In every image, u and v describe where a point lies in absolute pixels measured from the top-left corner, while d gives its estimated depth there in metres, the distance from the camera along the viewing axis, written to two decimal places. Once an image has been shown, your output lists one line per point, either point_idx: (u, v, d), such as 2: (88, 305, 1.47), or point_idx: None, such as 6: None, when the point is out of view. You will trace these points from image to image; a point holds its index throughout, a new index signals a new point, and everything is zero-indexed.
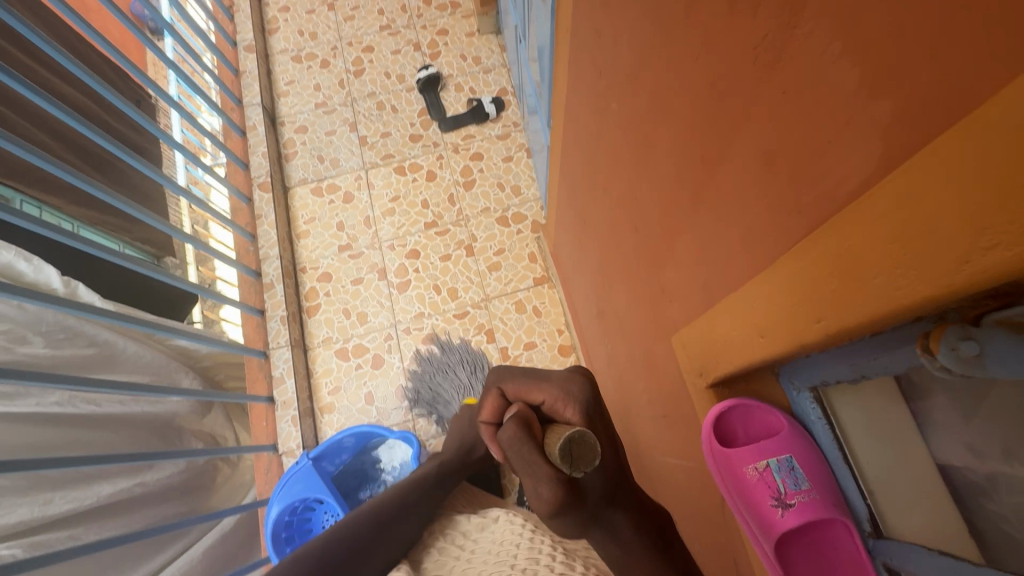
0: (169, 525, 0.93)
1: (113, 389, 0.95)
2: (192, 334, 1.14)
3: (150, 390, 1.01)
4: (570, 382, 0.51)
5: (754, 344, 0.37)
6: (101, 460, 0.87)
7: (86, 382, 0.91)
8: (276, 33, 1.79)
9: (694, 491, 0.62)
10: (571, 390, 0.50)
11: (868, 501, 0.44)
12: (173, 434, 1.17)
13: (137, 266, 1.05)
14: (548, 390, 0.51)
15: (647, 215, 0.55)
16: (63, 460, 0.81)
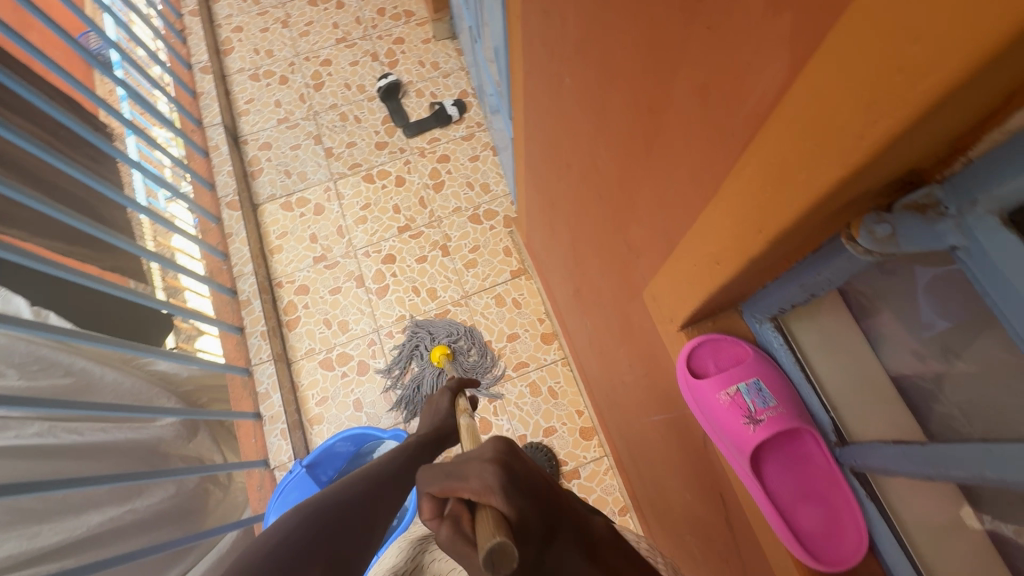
0: (164, 545, 0.92)
1: (97, 411, 0.94)
2: (172, 354, 1.13)
3: (132, 410, 0.99)
4: (488, 463, 0.32)
5: (712, 273, 0.40)
6: (91, 483, 0.85)
7: (70, 406, 0.90)
8: (231, 53, 1.80)
9: (681, 442, 0.65)
10: (490, 474, 0.31)
11: (831, 414, 0.46)
12: (160, 460, 1.14)
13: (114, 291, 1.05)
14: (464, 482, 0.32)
15: (607, 179, 0.58)
16: (53, 484, 0.80)
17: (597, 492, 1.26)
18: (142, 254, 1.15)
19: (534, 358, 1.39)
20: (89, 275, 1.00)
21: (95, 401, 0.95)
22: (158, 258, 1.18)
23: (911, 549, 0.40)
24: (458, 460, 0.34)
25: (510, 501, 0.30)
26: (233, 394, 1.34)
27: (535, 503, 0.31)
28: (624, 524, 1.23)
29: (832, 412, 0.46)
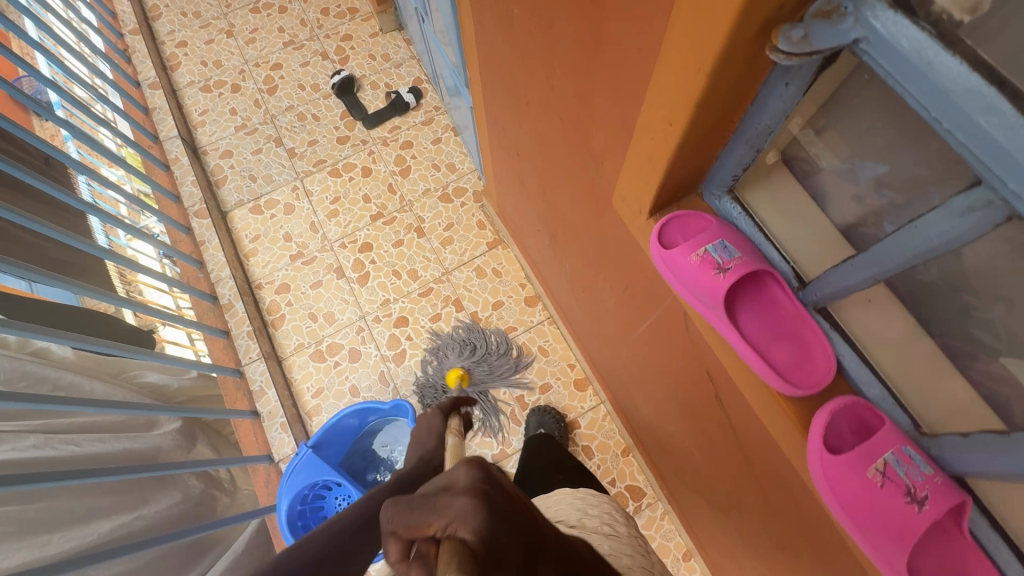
0: (172, 533, 0.93)
1: (93, 407, 0.94)
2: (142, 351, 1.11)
3: (124, 406, 0.99)
4: (461, 496, 0.32)
5: (666, 138, 0.45)
6: (82, 476, 0.87)
7: (66, 403, 0.89)
8: (178, 68, 1.79)
9: (667, 338, 0.70)
10: (462, 512, 0.32)
11: (790, 263, 0.51)
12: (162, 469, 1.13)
13: (76, 290, 1.04)
14: (438, 518, 0.32)
15: (564, 98, 0.62)
16: (47, 476, 0.81)
17: (599, 438, 1.31)
18: (102, 255, 1.12)
19: (521, 321, 1.42)
20: (50, 277, 1.00)
21: (86, 398, 0.94)
22: (117, 258, 1.16)
23: (875, 365, 0.46)
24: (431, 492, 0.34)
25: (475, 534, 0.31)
26: (227, 396, 1.35)
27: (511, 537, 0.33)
28: (629, 464, 1.28)
29: (791, 262, 0.51)
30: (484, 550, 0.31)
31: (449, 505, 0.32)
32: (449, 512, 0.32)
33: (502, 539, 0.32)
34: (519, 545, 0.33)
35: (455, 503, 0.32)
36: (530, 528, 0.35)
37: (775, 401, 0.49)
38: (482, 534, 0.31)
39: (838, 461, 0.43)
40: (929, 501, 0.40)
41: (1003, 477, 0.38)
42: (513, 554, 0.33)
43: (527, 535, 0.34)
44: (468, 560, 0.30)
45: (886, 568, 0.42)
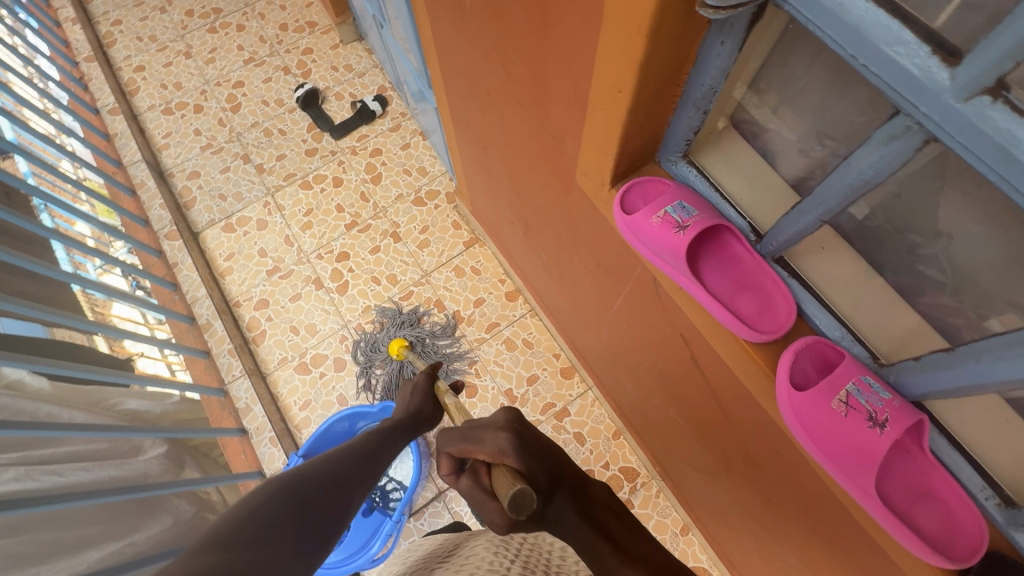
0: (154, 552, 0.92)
1: (64, 429, 0.92)
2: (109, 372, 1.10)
3: (98, 427, 0.98)
4: (501, 430, 0.48)
5: (617, 105, 0.47)
6: (53, 501, 0.85)
7: (35, 426, 0.88)
8: (137, 93, 1.77)
9: (642, 308, 0.72)
10: (503, 442, 0.47)
11: (747, 218, 0.53)
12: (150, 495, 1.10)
13: (45, 314, 1.02)
14: (486, 445, 0.48)
15: (521, 81, 0.64)
16: (16, 504, 0.79)
17: (589, 423, 1.32)
18: (66, 279, 1.10)
19: (503, 317, 1.44)
20: (17, 303, 0.97)
21: (59, 422, 0.94)
22: (81, 279, 1.13)
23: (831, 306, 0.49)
24: (477, 428, 0.51)
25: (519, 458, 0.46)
26: (213, 415, 1.35)
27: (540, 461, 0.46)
28: (621, 446, 1.30)
29: (748, 217, 0.53)
30: (522, 467, 0.45)
31: (493, 438, 0.48)
32: (492, 443, 0.48)
33: (531, 465, 0.45)
34: (545, 471, 0.45)
35: (498, 438, 0.48)
36: (556, 461, 0.47)
37: (745, 349, 0.51)
38: (518, 455, 0.46)
39: (802, 396, 0.45)
40: (889, 423, 0.42)
41: (955, 392, 0.40)
42: (541, 477, 0.45)
43: (553, 469, 0.46)
44: (512, 473, 0.45)
45: (858, 493, 0.44)
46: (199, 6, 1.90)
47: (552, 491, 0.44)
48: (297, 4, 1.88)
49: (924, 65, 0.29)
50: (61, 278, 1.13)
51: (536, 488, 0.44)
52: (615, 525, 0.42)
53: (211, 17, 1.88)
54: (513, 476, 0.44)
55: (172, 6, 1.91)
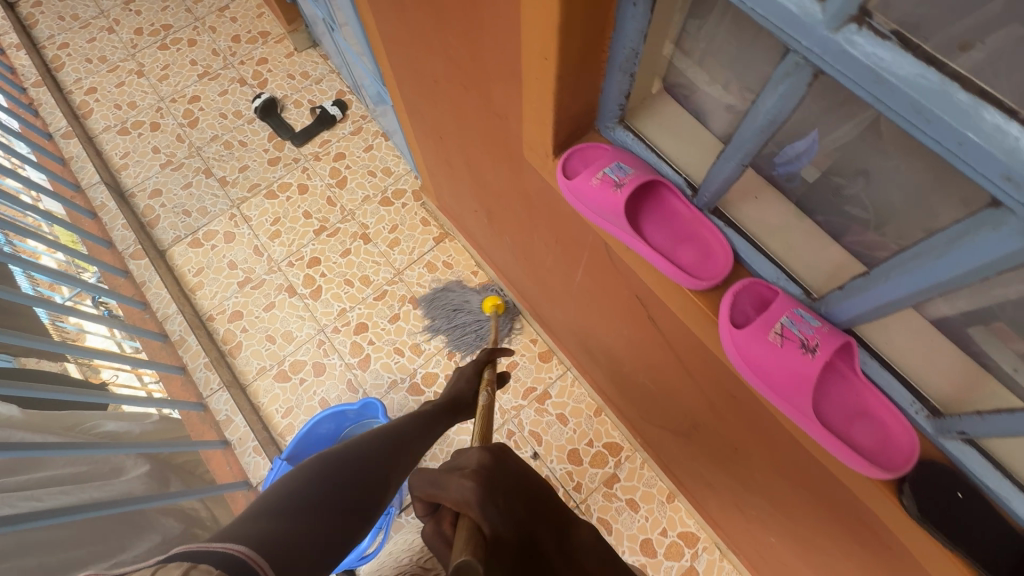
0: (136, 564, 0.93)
1: (44, 447, 0.94)
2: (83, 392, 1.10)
3: (79, 445, 1.00)
4: (466, 479, 0.42)
5: (545, 72, 0.49)
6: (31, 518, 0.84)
7: (14, 447, 0.88)
8: (91, 115, 1.74)
9: (600, 276, 0.74)
10: (467, 491, 0.41)
11: (684, 175, 0.56)
12: (137, 517, 1.08)
13: (12, 339, 1.01)
14: (451, 492, 0.42)
15: (461, 63, 0.66)
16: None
17: (571, 404, 1.35)
18: (29, 301, 1.09)
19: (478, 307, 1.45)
20: None
21: (26, 441, 0.93)
22: (46, 302, 1.13)
23: (765, 250, 0.51)
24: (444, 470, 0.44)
25: (485, 515, 0.40)
26: (193, 429, 1.35)
27: (509, 514, 0.41)
28: (603, 423, 1.32)
29: (684, 174, 0.56)
30: (485, 523, 0.39)
31: (459, 483, 0.42)
32: (457, 491, 0.41)
33: (494, 518, 0.40)
34: (515, 521, 0.41)
35: (462, 485, 0.42)
36: (527, 508, 0.42)
37: (690, 298, 0.53)
38: (484, 510, 0.40)
39: (741, 333, 0.48)
40: (819, 347, 0.45)
41: (875, 312, 0.43)
42: (509, 531, 0.40)
43: (525, 520, 0.41)
44: (472, 530, 0.39)
45: (799, 417, 0.47)
46: (148, 24, 1.88)
47: (522, 545, 0.40)
48: (248, 15, 1.87)
49: (800, 2, 0.32)
50: (23, 301, 1.12)
51: (501, 544, 0.39)
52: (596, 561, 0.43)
53: (161, 34, 1.86)
54: (471, 537, 0.38)
55: (119, 25, 1.88)
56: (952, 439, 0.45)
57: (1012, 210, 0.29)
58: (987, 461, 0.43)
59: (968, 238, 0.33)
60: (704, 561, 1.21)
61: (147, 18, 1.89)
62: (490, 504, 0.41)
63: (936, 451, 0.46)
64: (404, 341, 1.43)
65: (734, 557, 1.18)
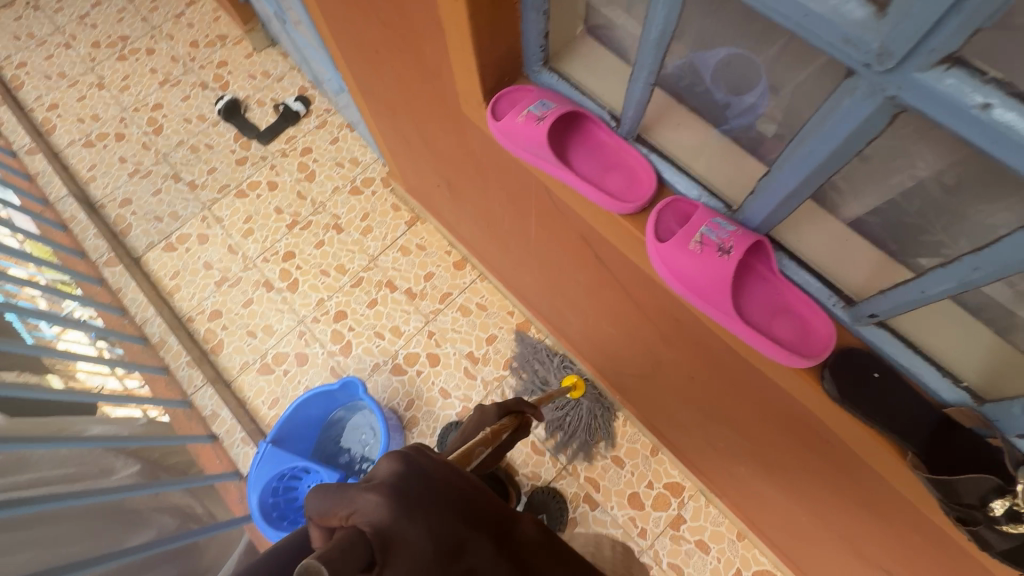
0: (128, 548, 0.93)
1: (33, 442, 0.94)
2: (63, 390, 1.11)
3: (61, 440, 1.00)
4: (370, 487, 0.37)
5: (459, 15, 0.51)
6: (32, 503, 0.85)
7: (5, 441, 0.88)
8: (55, 131, 1.74)
9: (550, 225, 0.77)
10: (366, 502, 0.36)
11: (607, 108, 0.58)
12: (129, 515, 1.08)
13: None
14: (347, 506, 0.37)
15: (392, 25, 0.68)
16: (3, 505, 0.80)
17: None
18: None
19: (454, 286, 1.46)
20: None
21: (16, 437, 0.94)
22: (16, 308, 1.14)
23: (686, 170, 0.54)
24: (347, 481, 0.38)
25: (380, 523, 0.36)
26: (180, 427, 1.38)
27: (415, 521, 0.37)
28: None
29: (607, 107, 0.58)
30: (375, 532, 0.35)
31: (357, 498, 0.37)
32: (355, 504, 0.37)
33: (391, 526, 0.36)
34: (427, 533, 0.37)
35: (364, 497, 0.37)
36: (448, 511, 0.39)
37: (622, 223, 0.56)
38: (379, 522, 0.36)
39: (664, 245, 0.51)
40: (734, 248, 0.48)
41: (780, 208, 0.46)
42: (415, 539, 0.36)
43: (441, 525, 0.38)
44: (356, 537, 0.34)
45: (723, 317, 0.51)
46: (104, 36, 1.87)
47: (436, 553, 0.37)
48: (204, 19, 1.87)
49: None
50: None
51: (395, 554, 0.35)
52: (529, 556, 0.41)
53: (118, 45, 1.86)
54: (352, 540, 0.34)
55: (76, 40, 1.88)
56: (866, 323, 0.48)
57: (859, 73, 0.32)
58: (896, 339, 0.47)
59: (835, 113, 0.35)
60: (690, 509, 1.24)
61: (103, 30, 1.89)
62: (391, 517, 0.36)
63: (854, 338, 0.49)
64: (384, 325, 1.44)
65: (718, 501, 1.21)
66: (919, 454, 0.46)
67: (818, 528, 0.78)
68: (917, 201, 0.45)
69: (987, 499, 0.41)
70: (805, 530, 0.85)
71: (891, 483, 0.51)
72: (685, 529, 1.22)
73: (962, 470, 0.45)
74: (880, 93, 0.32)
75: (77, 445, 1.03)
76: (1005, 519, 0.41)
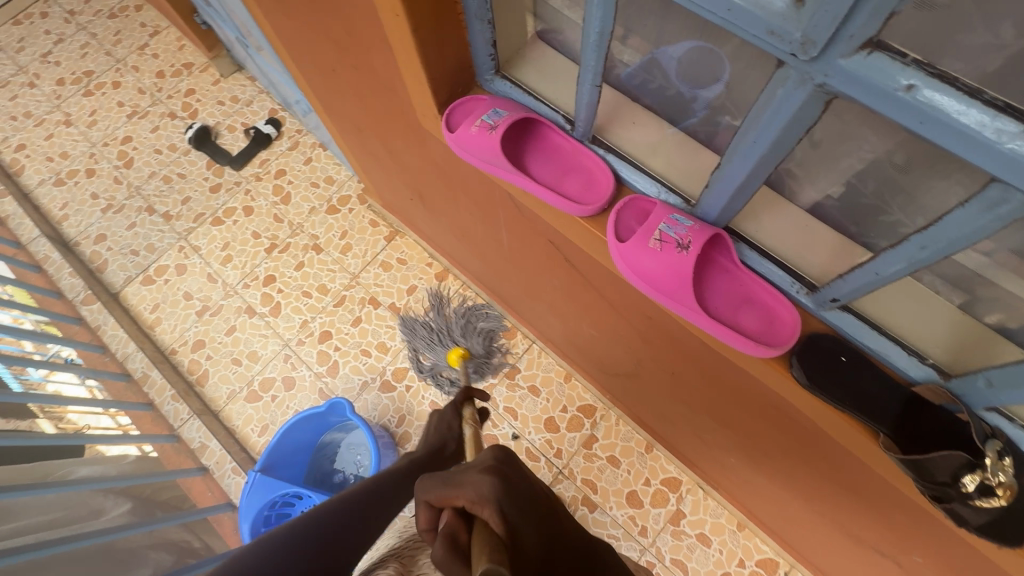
0: None
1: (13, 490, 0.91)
2: (52, 436, 1.08)
3: (45, 486, 0.97)
4: (485, 472, 0.33)
5: (403, 30, 0.51)
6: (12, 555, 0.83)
7: None
8: (23, 171, 1.72)
9: (519, 231, 0.76)
10: (485, 486, 0.32)
11: (560, 111, 0.58)
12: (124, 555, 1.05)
13: None
14: (465, 491, 0.32)
15: (342, 42, 0.68)
16: None
17: (540, 374, 1.36)
18: None
19: None
20: None
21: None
22: None
23: (644, 168, 0.54)
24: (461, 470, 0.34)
25: (504, 513, 0.31)
26: (169, 461, 1.36)
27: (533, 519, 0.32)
28: (574, 387, 1.34)
29: (561, 110, 0.58)
30: (506, 520, 0.31)
31: (475, 481, 0.32)
32: (472, 488, 0.32)
33: (515, 521, 0.31)
34: (539, 529, 0.32)
35: (481, 482, 0.32)
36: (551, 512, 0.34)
37: (584, 225, 0.56)
38: (507, 505, 0.31)
39: (625, 245, 0.51)
40: (691, 244, 0.48)
41: (733, 200, 0.46)
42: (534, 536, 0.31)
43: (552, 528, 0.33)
44: (492, 536, 0.30)
45: (688, 312, 0.51)
46: (69, 73, 1.86)
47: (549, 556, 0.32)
48: (169, 49, 1.85)
49: None
50: None
51: (524, 546, 0.31)
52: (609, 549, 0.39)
53: (84, 81, 1.84)
54: (492, 539, 0.29)
55: (40, 78, 1.86)
56: (830, 308, 0.48)
57: (787, 62, 0.32)
58: (861, 321, 0.47)
59: (774, 107, 0.35)
60: (689, 503, 1.23)
61: (67, 67, 1.87)
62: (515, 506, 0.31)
63: (821, 324, 0.49)
64: (370, 342, 1.43)
65: (716, 493, 1.21)
66: (890, 434, 0.46)
67: (812, 514, 0.78)
68: (872, 183, 0.45)
69: (958, 475, 0.41)
70: (800, 517, 0.85)
71: (869, 466, 0.51)
72: (685, 524, 1.22)
73: (935, 447, 0.45)
74: (809, 81, 0.32)
75: (61, 488, 1.00)
76: (977, 494, 0.41)
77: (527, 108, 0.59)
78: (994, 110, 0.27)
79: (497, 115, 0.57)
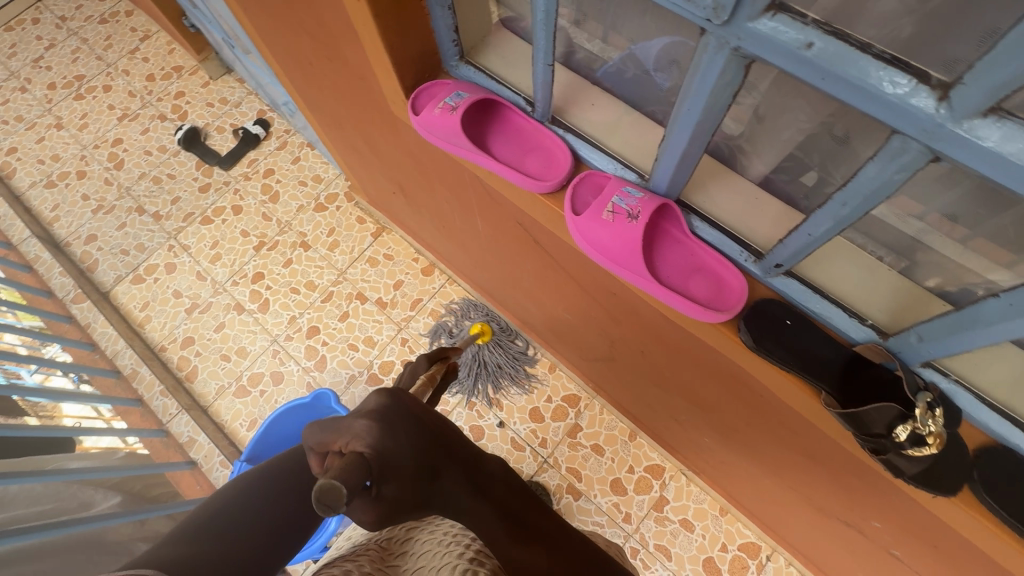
0: None
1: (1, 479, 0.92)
2: (42, 426, 1.10)
3: (33, 476, 0.98)
4: (363, 417, 0.38)
5: (366, 18, 0.54)
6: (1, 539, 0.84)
7: None
8: (15, 174, 1.74)
9: (490, 216, 0.78)
10: (360, 431, 0.37)
11: (520, 94, 0.60)
12: (112, 545, 1.06)
13: None
14: (342, 436, 0.38)
15: (315, 34, 0.70)
16: None
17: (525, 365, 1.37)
18: None
19: (424, 291, 1.47)
20: None
21: None
22: None
23: (600, 147, 0.56)
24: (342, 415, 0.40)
25: (371, 445, 0.37)
26: (158, 457, 1.37)
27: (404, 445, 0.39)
28: (559, 377, 1.36)
29: (522, 92, 0.60)
30: (374, 455, 0.36)
31: (353, 424, 0.38)
32: (349, 433, 0.37)
33: (387, 451, 0.37)
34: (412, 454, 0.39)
35: (357, 424, 0.38)
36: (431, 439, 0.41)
37: (546, 201, 0.58)
38: (376, 445, 0.37)
39: (580, 218, 0.54)
40: (640, 213, 0.51)
41: (681, 170, 0.48)
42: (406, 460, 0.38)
43: (428, 451, 0.40)
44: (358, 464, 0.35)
45: (640, 281, 0.53)
46: (61, 77, 1.88)
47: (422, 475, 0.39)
48: (159, 52, 1.88)
49: None
50: None
51: (390, 478, 0.37)
52: (494, 487, 0.45)
53: (75, 85, 1.86)
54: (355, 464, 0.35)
55: (31, 83, 1.88)
56: (776, 275, 0.50)
57: (706, 29, 0.34)
58: (805, 286, 0.49)
59: (701, 74, 0.37)
60: (672, 489, 1.25)
61: (58, 72, 1.89)
62: (389, 439, 0.38)
63: (769, 290, 0.51)
64: (357, 336, 1.45)
65: (698, 479, 1.22)
66: (832, 392, 0.48)
67: (781, 489, 0.80)
68: (814, 154, 0.47)
69: (892, 426, 0.44)
70: (772, 493, 0.87)
71: (820, 428, 0.53)
72: (668, 510, 1.23)
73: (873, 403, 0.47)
74: (727, 46, 0.34)
75: (48, 477, 1.01)
76: (910, 444, 0.43)
77: (488, 90, 0.62)
78: (884, 62, 0.29)
79: (458, 97, 0.59)
